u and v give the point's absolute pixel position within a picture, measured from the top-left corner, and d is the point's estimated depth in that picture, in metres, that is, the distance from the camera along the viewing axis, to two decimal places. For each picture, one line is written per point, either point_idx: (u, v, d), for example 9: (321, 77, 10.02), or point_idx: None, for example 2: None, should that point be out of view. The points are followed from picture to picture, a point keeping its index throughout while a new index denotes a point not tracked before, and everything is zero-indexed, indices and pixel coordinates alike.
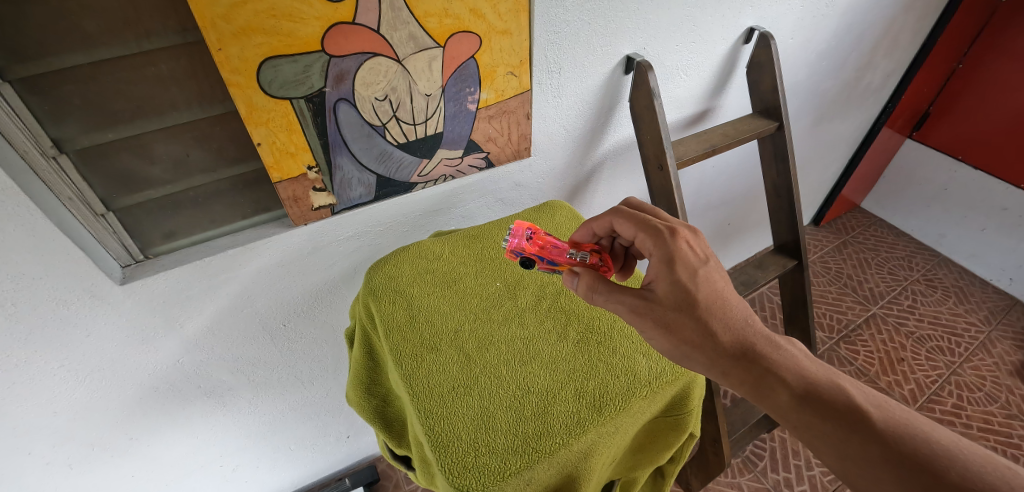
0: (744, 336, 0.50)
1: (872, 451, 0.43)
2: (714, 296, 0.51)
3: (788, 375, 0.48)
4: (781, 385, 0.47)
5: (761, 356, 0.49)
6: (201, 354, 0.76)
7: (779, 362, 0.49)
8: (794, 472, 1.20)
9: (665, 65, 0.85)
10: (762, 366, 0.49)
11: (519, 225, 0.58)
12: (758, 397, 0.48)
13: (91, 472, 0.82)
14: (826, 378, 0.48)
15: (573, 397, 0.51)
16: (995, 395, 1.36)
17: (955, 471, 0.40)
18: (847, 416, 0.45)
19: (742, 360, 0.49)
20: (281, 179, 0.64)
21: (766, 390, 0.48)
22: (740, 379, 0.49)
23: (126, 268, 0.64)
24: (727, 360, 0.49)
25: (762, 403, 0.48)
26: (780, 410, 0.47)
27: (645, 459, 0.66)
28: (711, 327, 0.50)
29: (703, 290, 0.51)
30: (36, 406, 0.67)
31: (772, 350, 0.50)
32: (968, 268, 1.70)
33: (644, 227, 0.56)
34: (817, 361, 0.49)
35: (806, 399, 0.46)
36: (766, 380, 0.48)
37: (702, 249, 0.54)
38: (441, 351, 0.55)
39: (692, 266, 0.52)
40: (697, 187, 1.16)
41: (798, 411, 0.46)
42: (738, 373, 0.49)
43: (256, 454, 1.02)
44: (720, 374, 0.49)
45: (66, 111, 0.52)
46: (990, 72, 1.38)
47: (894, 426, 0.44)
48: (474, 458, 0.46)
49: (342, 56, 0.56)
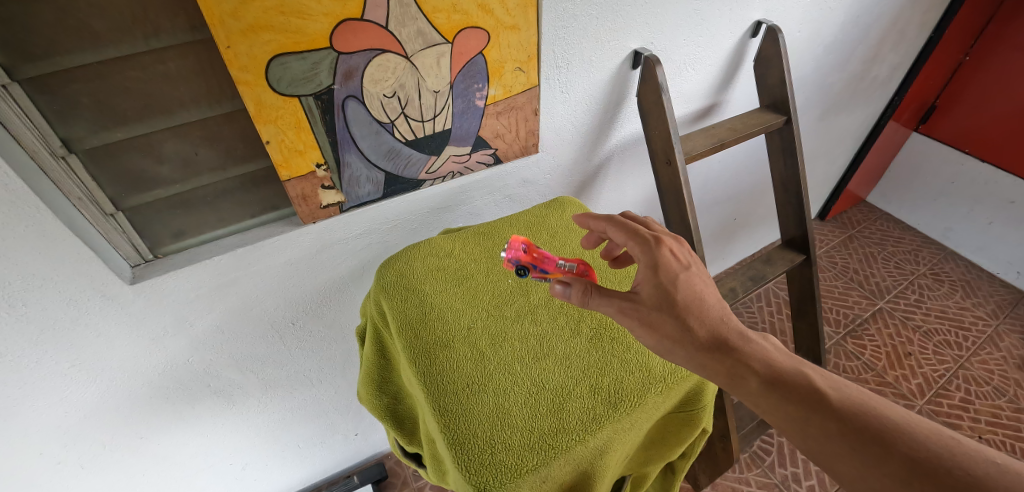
0: (715, 330, 0.50)
1: (830, 427, 0.44)
2: (693, 298, 0.51)
3: (756, 363, 0.48)
4: (751, 373, 0.48)
5: (733, 348, 0.49)
6: (210, 352, 0.76)
7: (750, 353, 0.49)
8: (802, 467, 1.19)
9: (674, 59, 0.84)
10: (735, 357, 0.48)
11: (513, 239, 0.58)
12: (732, 386, 0.48)
13: (102, 472, 0.82)
14: (792, 366, 0.48)
15: (589, 393, 0.51)
16: (1003, 389, 1.35)
17: (903, 441, 0.41)
18: (807, 397, 0.46)
19: (717, 353, 0.49)
20: (290, 177, 0.63)
21: (738, 380, 0.48)
22: (716, 370, 0.48)
23: (135, 268, 0.63)
24: (702, 354, 0.49)
25: (736, 392, 0.48)
26: (752, 396, 0.48)
27: (656, 455, 0.66)
28: (690, 325, 0.50)
29: (682, 293, 0.51)
30: (48, 406, 0.67)
31: (744, 342, 0.49)
32: (974, 262, 1.69)
33: (633, 235, 0.55)
34: (786, 352, 0.50)
35: (774, 385, 0.47)
36: (738, 370, 0.48)
37: (685, 256, 0.53)
38: (455, 348, 0.55)
39: (674, 272, 0.52)
40: (703, 182, 1.16)
41: (766, 396, 0.47)
42: (713, 364, 0.48)
43: (266, 453, 1.02)
44: (697, 366, 0.49)
45: (75, 110, 0.52)
46: (997, 64, 1.37)
47: (851, 404, 0.45)
48: (491, 456, 0.47)
49: (351, 52, 0.56)
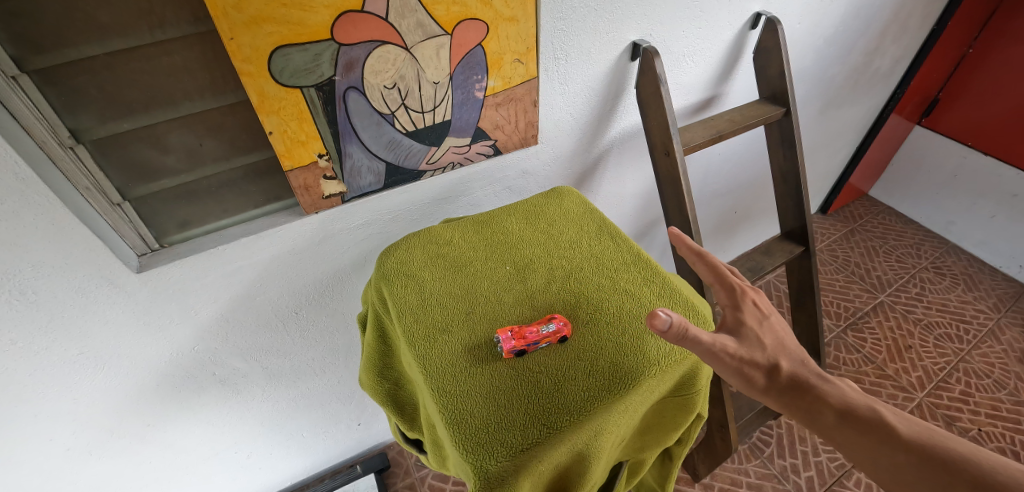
0: (796, 371, 0.50)
1: (903, 459, 0.44)
2: (775, 340, 0.51)
3: (830, 397, 0.48)
4: (826, 408, 0.47)
5: (810, 385, 0.49)
6: (215, 340, 0.77)
7: (826, 390, 0.48)
8: (801, 458, 1.20)
9: (672, 51, 0.85)
10: (810, 391, 0.48)
11: (499, 331, 0.54)
12: (806, 420, 0.48)
13: (111, 458, 0.84)
14: (864, 401, 0.48)
15: (584, 376, 0.52)
16: (1004, 382, 1.35)
17: (982, 473, 0.41)
18: (883, 431, 0.45)
19: (796, 389, 0.49)
20: (293, 167, 0.65)
21: (812, 414, 0.48)
22: (795, 406, 0.48)
23: (143, 257, 0.65)
24: (785, 393, 0.49)
25: (812, 428, 0.48)
26: (826, 430, 0.47)
27: (654, 440, 0.67)
28: (779, 365, 0.50)
29: (769, 337, 0.51)
30: (59, 393, 0.69)
31: (819, 379, 0.49)
32: (977, 255, 1.69)
33: (720, 280, 0.54)
34: (856, 389, 0.49)
35: (848, 419, 0.47)
36: (813, 404, 0.48)
37: (766, 305, 0.54)
38: (453, 332, 0.56)
39: (758, 316, 0.52)
40: (703, 175, 1.16)
41: (842, 430, 0.46)
42: (795, 403, 0.48)
43: (270, 442, 1.04)
44: (778, 402, 0.49)
45: (82, 101, 0.53)
46: (1001, 56, 1.36)
47: (925, 436, 0.44)
48: (487, 435, 0.47)
49: (352, 44, 0.57)
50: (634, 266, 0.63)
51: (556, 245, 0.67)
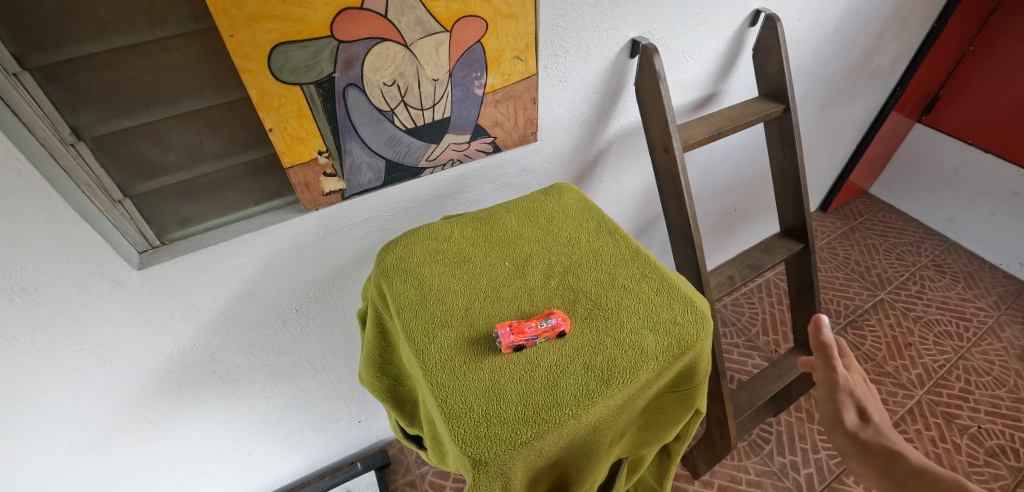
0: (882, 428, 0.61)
1: None
2: (875, 408, 0.64)
3: (906, 453, 0.56)
4: (902, 460, 0.56)
5: (889, 442, 0.59)
6: (216, 337, 0.78)
7: (906, 452, 0.57)
8: (800, 455, 1.21)
9: (671, 49, 0.85)
10: (886, 445, 0.58)
11: (498, 326, 0.55)
12: (881, 468, 0.57)
13: (112, 455, 0.84)
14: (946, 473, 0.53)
15: (582, 370, 0.52)
16: (1004, 379, 1.35)
17: None
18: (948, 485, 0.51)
19: (876, 442, 0.59)
20: (293, 164, 0.65)
21: (890, 463, 0.57)
22: (871, 452, 0.58)
23: (144, 253, 0.65)
24: (867, 439, 0.60)
25: (889, 478, 0.56)
26: (896, 476, 0.55)
27: (653, 436, 0.68)
28: (870, 418, 0.62)
29: (871, 401, 0.64)
30: (61, 390, 0.70)
31: (902, 445, 0.58)
32: (977, 253, 1.68)
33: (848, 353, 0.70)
34: None
35: (919, 471, 0.54)
36: (888, 454, 0.57)
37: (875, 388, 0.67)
38: (452, 327, 0.56)
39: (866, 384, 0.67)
40: (702, 172, 1.16)
41: (912, 478, 0.54)
42: (872, 448, 0.59)
43: (270, 439, 1.04)
44: (858, 446, 0.60)
45: (83, 98, 0.54)
46: (1001, 53, 1.36)
47: None
48: (486, 429, 0.48)
49: (351, 41, 0.57)
50: (632, 262, 0.64)
51: (555, 242, 0.67)
